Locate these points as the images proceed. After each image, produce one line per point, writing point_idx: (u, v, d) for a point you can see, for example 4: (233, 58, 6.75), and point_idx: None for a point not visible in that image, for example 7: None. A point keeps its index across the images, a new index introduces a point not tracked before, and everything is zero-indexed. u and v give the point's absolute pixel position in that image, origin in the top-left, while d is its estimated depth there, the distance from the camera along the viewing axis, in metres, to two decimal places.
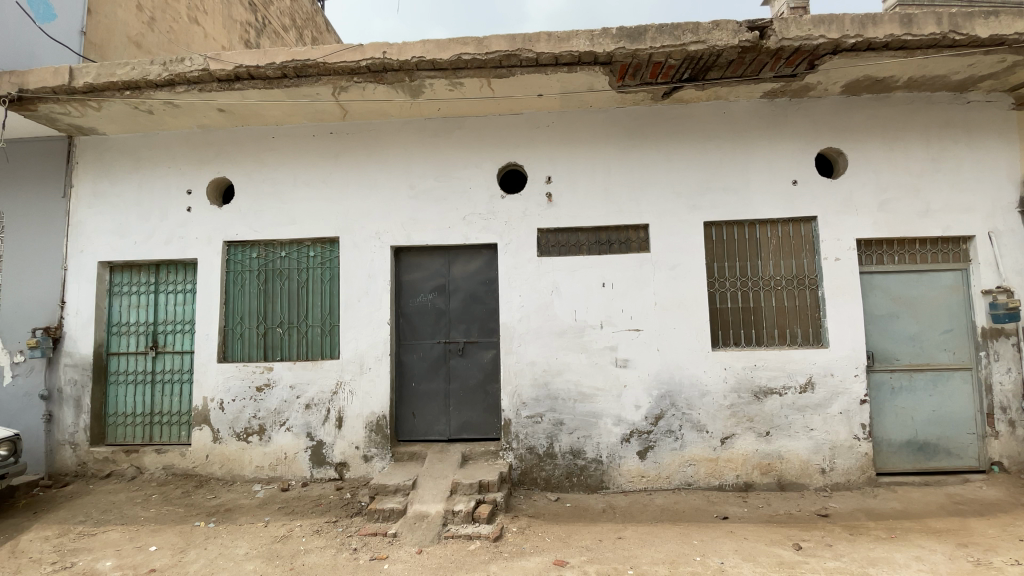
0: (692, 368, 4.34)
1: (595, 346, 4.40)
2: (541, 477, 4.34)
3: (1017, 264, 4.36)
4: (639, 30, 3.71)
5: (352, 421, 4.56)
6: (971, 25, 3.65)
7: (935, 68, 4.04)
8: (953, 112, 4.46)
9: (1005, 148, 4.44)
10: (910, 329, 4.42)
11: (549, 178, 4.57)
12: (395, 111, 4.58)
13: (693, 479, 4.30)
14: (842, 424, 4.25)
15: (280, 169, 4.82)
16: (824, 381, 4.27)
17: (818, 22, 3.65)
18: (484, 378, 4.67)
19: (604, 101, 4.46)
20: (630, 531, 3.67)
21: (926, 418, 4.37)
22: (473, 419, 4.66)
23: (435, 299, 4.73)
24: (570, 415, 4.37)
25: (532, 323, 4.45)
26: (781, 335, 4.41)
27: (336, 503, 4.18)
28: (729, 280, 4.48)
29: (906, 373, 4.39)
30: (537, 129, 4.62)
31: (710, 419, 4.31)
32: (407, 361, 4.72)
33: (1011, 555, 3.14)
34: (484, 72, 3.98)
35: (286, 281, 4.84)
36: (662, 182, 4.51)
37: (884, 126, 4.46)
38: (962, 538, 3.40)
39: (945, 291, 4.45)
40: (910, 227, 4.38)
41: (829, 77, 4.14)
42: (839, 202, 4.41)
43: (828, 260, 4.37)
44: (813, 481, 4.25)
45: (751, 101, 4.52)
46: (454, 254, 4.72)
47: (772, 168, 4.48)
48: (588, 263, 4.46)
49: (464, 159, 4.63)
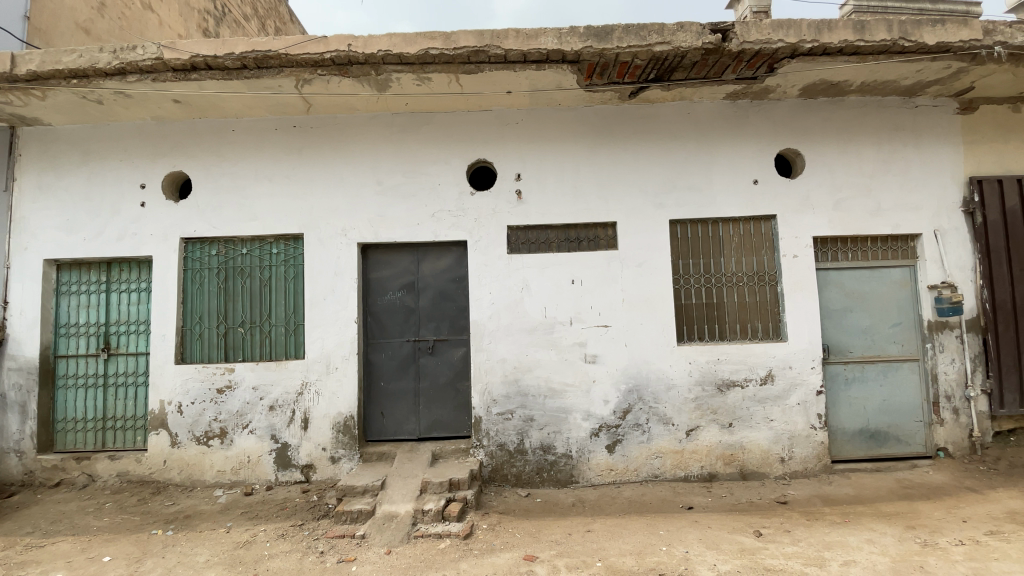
0: (659, 362, 4.43)
1: (565, 342, 4.44)
2: (512, 474, 4.36)
3: (961, 261, 4.61)
4: (606, 29, 3.76)
5: (319, 422, 4.46)
6: (919, 33, 3.83)
7: (886, 73, 4.24)
8: (902, 116, 4.69)
9: (949, 151, 4.69)
10: (863, 323, 4.63)
11: (518, 174, 4.56)
12: (362, 104, 4.48)
13: (660, 471, 4.39)
14: (800, 414, 4.42)
15: (241, 163, 4.66)
16: (782, 373, 4.44)
17: (777, 26, 3.77)
18: (454, 376, 4.64)
19: (573, 99, 4.49)
20: (599, 523, 3.73)
21: (877, 407, 4.59)
22: (443, 418, 4.63)
23: (404, 296, 4.67)
24: (541, 411, 4.40)
25: (502, 320, 4.45)
26: (743, 330, 4.55)
27: (303, 506, 4.09)
28: (694, 277, 4.59)
29: (859, 364, 4.60)
30: (506, 126, 4.61)
31: (676, 413, 4.41)
32: (375, 359, 4.65)
33: (954, 536, 3.33)
34: (452, 68, 3.95)
35: (248, 279, 4.69)
36: (630, 181, 4.58)
37: (839, 128, 4.65)
38: (911, 521, 3.59)
39: (894, 287, 4.67)
40: (862, 225, 4.59)
41: (788, 80, 4.29)
42: (797, 201, 4.58)
43: (787, 257, 4.53)
44: (773, 469, 4.41)
45: (715, 102, 4.64)
46: (423, 251, 4.67)
47: (735, 168, 4.60)
48: (558, 261, 4.49)
49: (433, 156, 4.59)
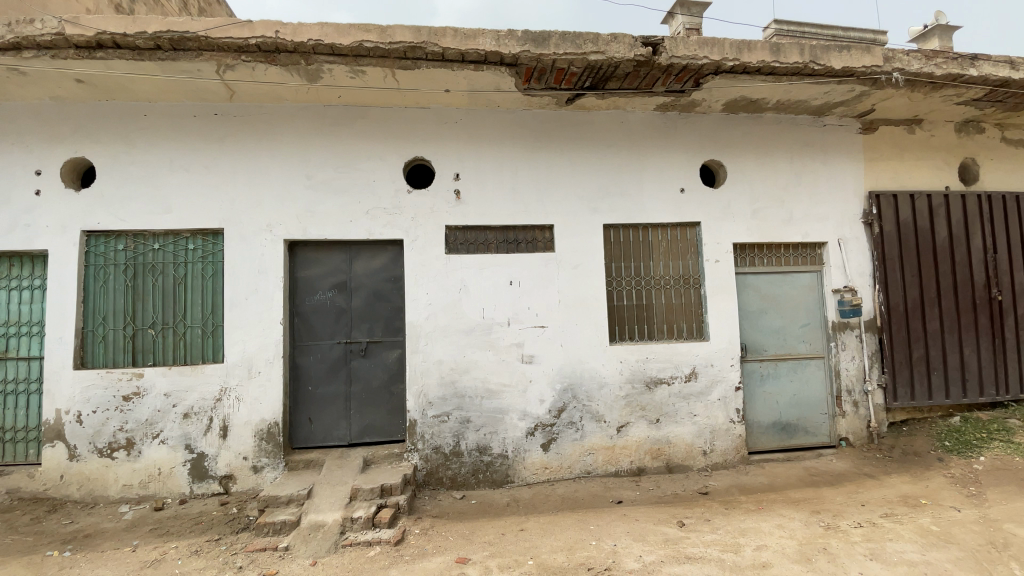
0: (592, 361, 4.56)
1: (502, 343, 4.46)
2: (447, 477, 4.31)
3: (860, 267, 5.09)
4: (543, 35, 3.81)
5: (240, 430, 4.21)
6: (827, 58, 4.17)
7: (798, 93, 4.60)
8: (812, 133, 5.11)
9: (851, 167, 5.17)
10: (777, 324, 5.00)
11: (457, 174, 4.53)
12: (291, 94, 4.28)
13: (592, 468, 4.52)
14: (720, 409, 4.71)
15: (155, 151, 4.30)
16: (705, 370, 4.70)
17: (703, 43, 3.98)
18: (388, 379, 4.53)
19: (511, 102, 4.52)
20: (532, 522, 3.77)
21: (789, 401, 4.98)
22: (376, 422, 4.51)
23: (335, 296, 4.51)
24: (477, 412, 4.39)
25: (438, 321, 4.39)
26: (670, 330, 4.77)
27: (221, 519, 3.84)
28: (626, 279, 4.77)
29: (773, 362, 4.97)
30: (445, 125, 4.56)
31: (608, 410, 4.55)
32: (303, 363, 4.46)
33: (852, 519, 3.66)
34: (387, 62, 3.85)
35: (161, 277, 4.34)
36: (566, 184, 4.67)
37: (757, 142, 5.00)
38: (815, 506, 3.91)
39: (804, 290, 5.08)
40: (776, 233, 4.96)
41: (712, 95, 4.55)
42: (720, 209, 4.87)
43: (710, 262, 4.81)
44: (696, 462, 4.66)
45: (647, 112, 4.84)
46: (356, 250, 4.52)
47: (664, 176, 4.82)
48: (495, 262, 4.50)
49: (368, 152, 4.46)
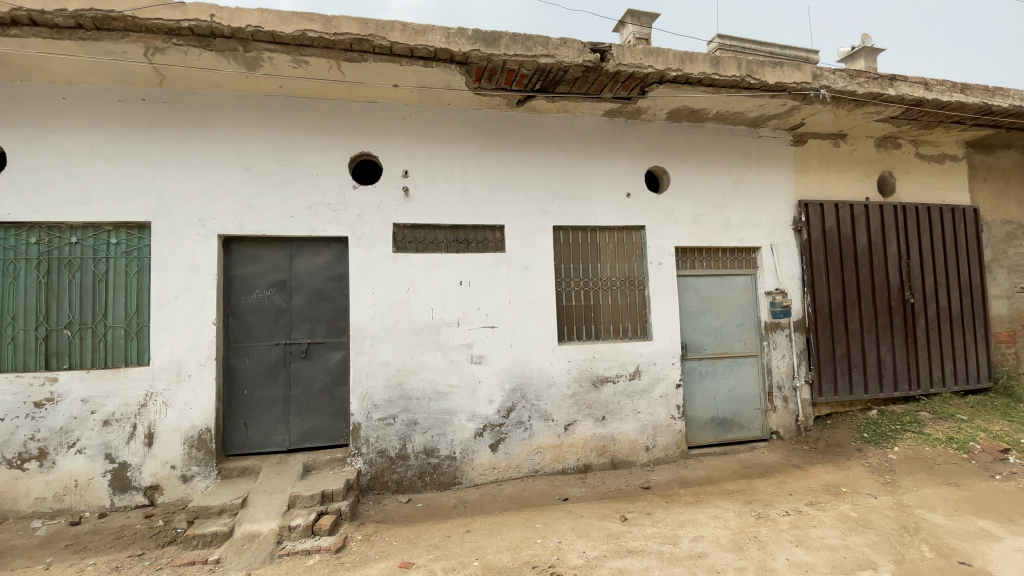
0: (541, 361, 4.61)
1: (451, 344, 4.42)
2: (393, 480, 4.22)
3: (790, 271, 5.43)
4: (494, 35, 3.80)
5: (167, 437, 3.94)
6: (762, 73, 4.42)
7: (736, 105, 4.84)
8: (748, 144, 5.40)
9: (783, 176, 5.50)
10: (715, 324, 5.25)
11: (405, 171, 4.45)
12: (227, 82, 4.06)
13: (540, 466, 4.56)
14: (662, 406, 4.88)
15: (73, 138, 3.96)
16: (648, 369, 4.86)
17: (648, 53, 4.11)
18: (331, 382, 4.39)
19: (462, 100, 4.49)
20: (478, 523, 3.76)
21: (725, 398, 5.23)
22: (317, 426, 4.36)
23: (274, 295, 4.32)
24: (424, 414, 4.32)
25: (385, 322, 4.29)
26: (616, 329, 4.90)
27: (145, 533, 3.58)
28: (574, 280, 4.85)
29: (711, 360, 5.21)
30: (394, 121, 4.47)
31: (555, 409, 4.61)
32: (239, 365, 4.25)
33: (780, 508, 3.89)
34: (332, 54, 3.73)
35: (79, 273, 3.99)
36: (517, 185, 4.70)
37: (699, 150, 5.22)
38: (748, 496, 4.13)
39: (740, 292, 5.36)
40: (715, 237, 5.20)
41: (657, 104, 4.71)
42: (664, 214, 5.06)
43: (654, 264, 4.97)
44: (639, 458, 4.82)
45: (595, 117, 4.94)
46: (297, 247, 4.35)
47: (612, 180, 4.95)
48: (445, 261, 4.45)
49: (312, 146, 4.30)
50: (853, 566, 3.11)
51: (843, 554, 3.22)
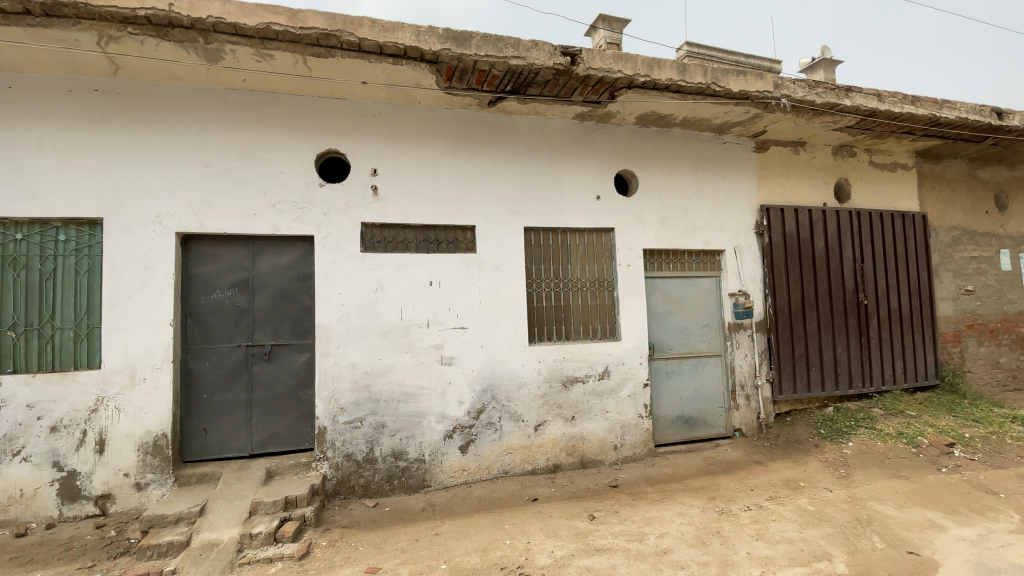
0: (512, 362, 4.61)
1: (420, 345, 4.37)
2: (360, 485, 4.15)
3: (752, 273, 5.61)
4: (464, 35, 3.79)
5: (120, 443, 3.76)
6: (726, 81, 4.55)
7: (702, 111, 4.96)
8: (713, 149, 5.55)
9: (746, 181, 5.68)
10: (681, 324, 5.37)
11: (374, 170, 4.38)
12: (186, 74, 3.91)
13: (510, 467, 4.56)
14: (630, 405, 4.97)
15: (19, 129, 3.74)
16: (616, 369, 4.93)
17: (617, 58, 4.17)
18: (295, 384, 4.28)
19: (432, 99, 4.46)
20: (447, 525, 3.73)
21: (691, 397, 5.36)
22: (281, 430, 4.25)
23: (235, 296, 4.19)
24: (393, 416, 4.26)
25: (352, 323, 4.21)
26: (585, 330, 4.95)
27: (95, 544, 3.40)
28: (545, 281, 4.88)
29: (678, 360, 5.33)
30: (362, 118, 4.40)
31: (526, 409, 4.63)
32: (198, 368, 4.09)
33: (742, 503, 4.01)
34: (298, 48, 3.65)
35: (24, 272, 3.78)
36: (488, 185, 4.69)
37: (666, 154, 5.34)
38: (711, 493, 4.24)
39: (705, 294, 5.50)
40: (682, 240, 5.33)
41: (626, 108, 4.79)
42: (632, 216, 5.15)
43: (623, 266, 5.05)
44: (608, 457, 4.88)
45: (566, 120, 4.99)
46: (260, 246, 4.23)
47: (582, 182, 5.00)
48: (414, 261, 4.41)
49: (277, 142, 4.18)
50: (809, 557, 3.23)
51: (800, 546, 3.34)
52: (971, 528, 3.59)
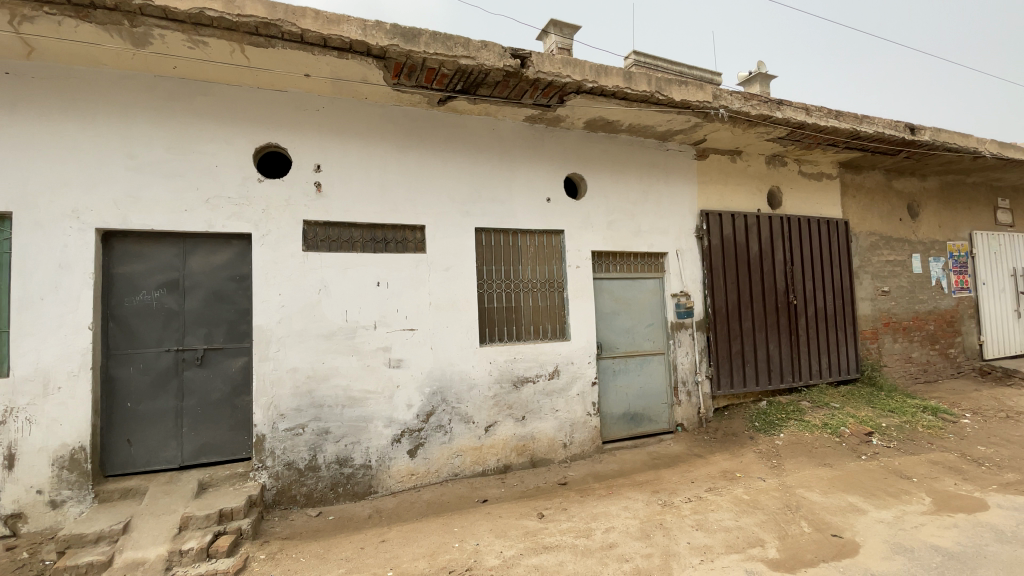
0: (462, 363, 4.57)
1: (367, 348, 4.25)
2: (302, 494, 3.98)
3: (693, 275, 5.86)
4: (413, 32, 3.73)
5: (32, 458, 3.43)
6: (669, 90, 4.73)
7: (647, 119, 5.13)
8: (658, 155, 5.75)
9: (687, 187, 5.93)
10: (628, 324, 5.52)
11: (318, 165, 4.23)
12: (109, 58, 3.62)
13: (460, 469, 4.52)
14: (578, 403, 5.06)
15: None
16: (566, 368, 5.01)
17: (566, 63, 4.24)
18: (230, 391, 4.05)
19: (380, 95, 4.35)
20: (394, 531, 3.64)
21: (636, 394, 5.52)
22: (215, 439, 4.01)
23: (163, 297, 3.92)
24: (337, 422, 4.12)
25: (293, 325, 4.04)
26: (536, 330, 5.00)
27: (3, 568, 3.09)
28: (496, 282, 4.89)
29: (624, 358, 5.48)
30: (306, 113, 4.23)
31: (476, 411, 4.60)
32: (120, 375, 3.80)
33: (684, 495, 4.17)
34: (235, 36, 3.46)
35: None
36: (438, 185, 4.64)
37: (614, 159, 5.48)
38: (655, 486, 4.39)
39: (649, 294, 5.69)
40: (628, 242, 5.49)
41: (575, 113, 4.88)
42: (581, 219, 5.25)
43: (572, 267, 5.14)
44: (557, 455, 4.95)
45: (516, 122, 5.01)
46: (192, 244, 3.98)
47: (532, 184, 5.05)
48: (361, 261, 4.29)
49: (211, 134, 3.95)
50: (744, 544, 3.40)
51: (736, 534, 3.51)
52: (887, 510, 3.89)
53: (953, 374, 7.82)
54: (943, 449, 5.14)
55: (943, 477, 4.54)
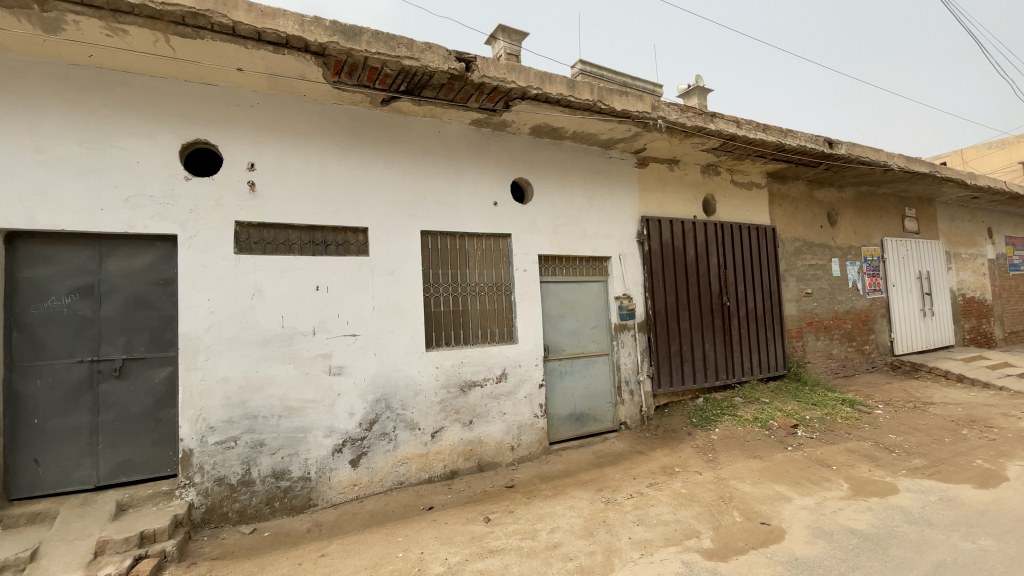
0: (407, 369, 4.49)
1: (305, 355, 4.09)
2: (234, 510, 3.77)
3: (635, 278, 6.07)
4: (354, 30, 3.65)
5: None
6: (611, 99, 4.89)
7: (590, 127, 5.27)
8: (601, 162, 5.92)
9: (629, 193, 6.14)
10: (573, 326, 5.63)
11: (251, 164, 4.03)
12: (13, 43, 3.31)
13: (405, 478, 4.43)
14: (526, 405, 5.11)
15: None
16: (513, 371, 5.05)
17: (511, 69, 4.29)
18: (153, 404, 3.78)
19: (320, 93, 4.22)
20: (334, 545, 3.51)
21: (582, 394, 5.63)
22: (136, 456, 3.72)
23: (76, 303, 3.61)
24: (273, 433, 3.93)
25: (224, 332, 3.83)
26: (483, 334, 5.00)
27: None
28: (443, 286, 4.85)
29: (570, 360, 5.58)
30: (239, 108, 4.03)
31: (422, 417, 4.54)
32: (25, 390, 3.46)
33: (626, 492, 4.30)
34: (158, 25, 3.25)
35: None
36: (382, 187, 4.55)
37: (559, 165, 5.59)
38: (599, 484, 4.49)
39: (593, 297, 5.83)
40: (573, 247, 5.61)
41: (520, 118, 4.94)
42: (527, 223, 5.31)
43: (519, 270, 5.20)
44: (504, 458, 4.96)
45: (462, 125, 5.01)
46: (109, 246, 3.69)
47: (478, 188, 5.05)
48: (298, 264, 4.12)
49: (131, 128, 3.68)
50: (681, 536, 3.54)
51: (674, 527, 3.65)
52: (810, 497, 4.18)
53: (868, 369, 8.53)
54: (858, 438, 5.59)
55: (859, 464, 4.93)
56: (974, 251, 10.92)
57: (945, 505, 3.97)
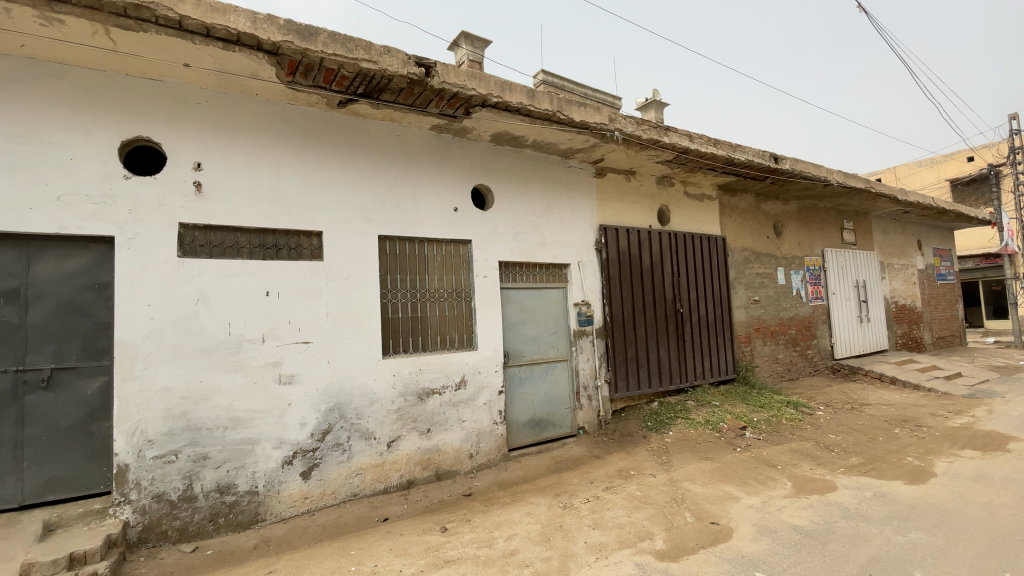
0: (362, 377, 4.39)
1: (254, 363, 3.93)
2: (174, 528, 3.56)
3: (593, 285, 6.19)
4: (310, 30, 3.57)
5: None
6: (570, 110, 4.99)
7: (550, 136, 5.36)
8: (560, 171, 6.02)
9: (588, 202, 6.27)
10: (532, 332, 5.67)
11: (198, 164, 3.86)
12: None
13: (359, 489, 4.32)
14: (484, 412, 5.10)
15: None
16: (471, 377, 5.04)
17: (471, 76, 4.30)
18: (86, 416, 3.53)
19: (273, 92, 4.09)
20: (283, 561, 3.37)
21: (541, 400, 5.67)
22: (65, 473, 3.46)
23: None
24: (217, 446, 3.75)
25: (165, 340, 3.63)
26: (442, 340, 4.96)
27: None
28: (401, 292, 4.78)
29: (530, 366, 5.61)
30: (186, 106, 3.86)
31: (378, 426, 4.44)
32: None
33: (582, 496, 4.35)
34: (97, 16, 3.08)
35: None
36: (338, 191, 4.45)
37: (519, 173, 5.65)
38: (557, 489, 4.53)
39: (553, 304, 5.89)
40: (533, 254, 5.66)
41: (480, 125, 4.96)
42: (488, 230, 5.33)
43: (478, 277, 5.20)
44: (463, 466, 4.93)
45: (421, 130, 4.97)
46: (39, 247, 3.43)
47: (437, 193, 5.02)
48: (248, 269, 3.97)
49: (66, 123, 3.45)
50: (634, 538, 3.62)
51: (628, 530, 3.73)
52: (756, 496, 4.36)
53: (811, 372, 9.01)
54: (802, 439, 5.89)
55: (802, 463, 5.19)
56: (905, 262, 11.76)
57: (878, 500, 4.24)
